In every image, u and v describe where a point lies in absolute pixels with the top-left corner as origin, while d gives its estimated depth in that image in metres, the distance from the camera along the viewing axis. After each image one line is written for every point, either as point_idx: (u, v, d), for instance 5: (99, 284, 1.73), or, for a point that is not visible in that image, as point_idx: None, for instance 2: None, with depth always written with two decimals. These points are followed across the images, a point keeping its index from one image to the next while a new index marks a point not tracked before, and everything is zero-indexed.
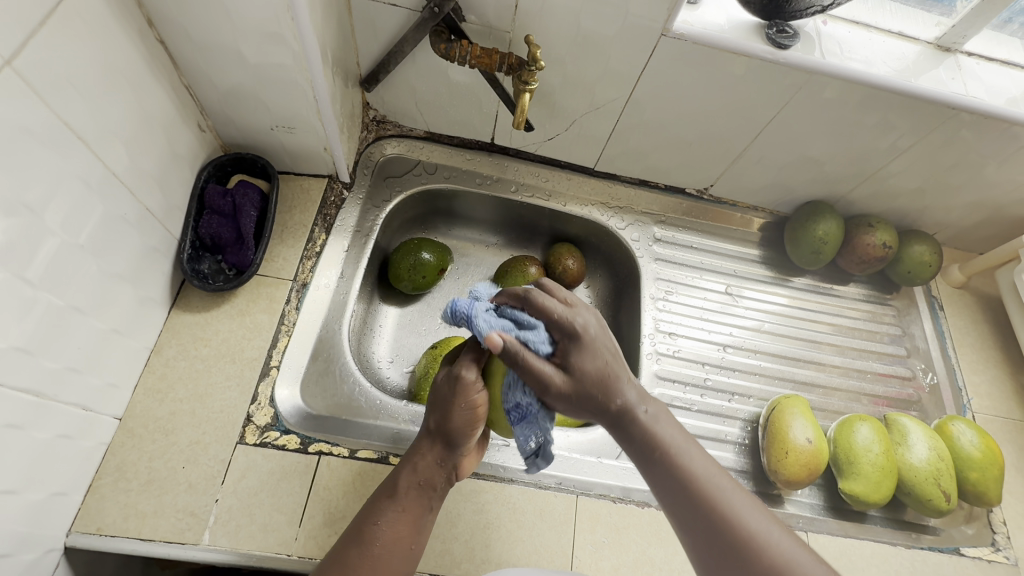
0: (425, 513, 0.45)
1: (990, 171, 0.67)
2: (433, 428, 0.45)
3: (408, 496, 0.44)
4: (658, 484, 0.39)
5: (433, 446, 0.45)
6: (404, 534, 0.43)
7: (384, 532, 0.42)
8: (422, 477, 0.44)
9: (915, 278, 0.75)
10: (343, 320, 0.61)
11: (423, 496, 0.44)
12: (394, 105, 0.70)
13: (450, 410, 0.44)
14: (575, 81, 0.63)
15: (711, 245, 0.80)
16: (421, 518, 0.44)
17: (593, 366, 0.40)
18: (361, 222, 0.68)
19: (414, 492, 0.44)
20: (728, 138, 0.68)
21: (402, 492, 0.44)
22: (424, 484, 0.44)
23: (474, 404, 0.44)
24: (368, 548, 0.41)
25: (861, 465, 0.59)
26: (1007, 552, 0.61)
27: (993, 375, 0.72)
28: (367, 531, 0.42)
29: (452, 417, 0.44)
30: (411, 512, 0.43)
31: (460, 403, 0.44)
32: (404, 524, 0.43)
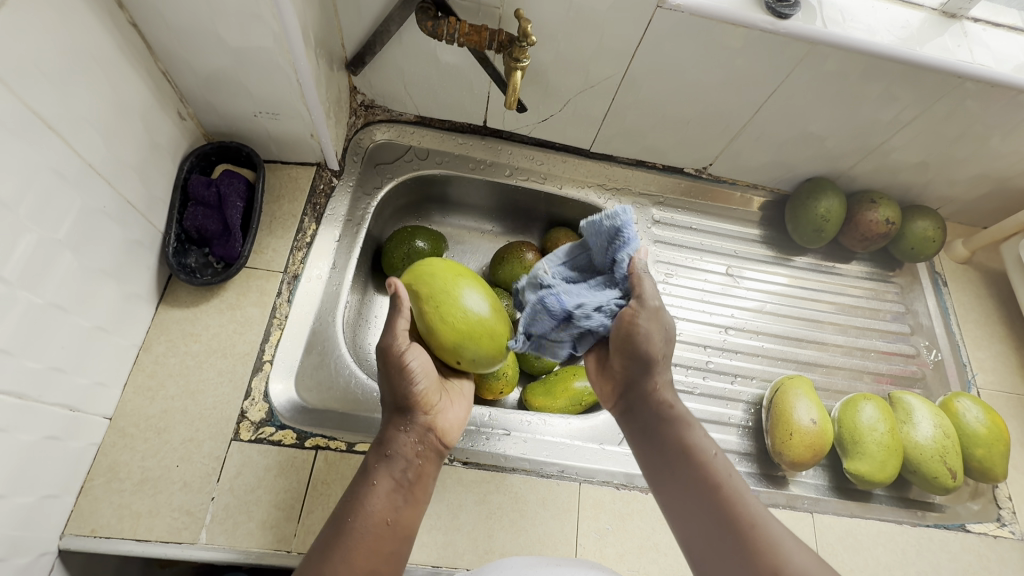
0: (404, 487, 0.44)
1: (995, 142, 0.65)
2: (390, 404, 0.47)
3: (379, 472, 0.44)
4: (676, 485, 0.44)
5: (397, 419, 0.47)
6: (380, 506, 0.42)
7: (358, 508, 0.42)
8: (389, 450, 0.45)
9: (918, 254, 0.74)
10: (337, 311, 0.60)
11: (396, 468, 0.44)
12: (382, 88, 0.68)
13: (397, 381, 0.46)
14: (568, 58, 0.61)
15: (710, 226, 0.78)
16: (397, 491, 0.43)
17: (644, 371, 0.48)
18: (352, 211, 0.66)
19: (386, 466, 0.44)
20: (727, 114, 0.66)
21: (372, 469, 0.44)
22: (394, 456, 0.45)
23: (414, 368, 0.47)
24: (341, 526, 0.41)
25: (866, 444, 0.59)
26: (1013, 527, 0.61)
27: (998, 350, 0.72)
28: (341, 512, 0.42)
29: (399, 387, 0.46)
30: (385, 486, 0.43)
31: (400, 371, 0.46)
32: (379, 499, 0.42)
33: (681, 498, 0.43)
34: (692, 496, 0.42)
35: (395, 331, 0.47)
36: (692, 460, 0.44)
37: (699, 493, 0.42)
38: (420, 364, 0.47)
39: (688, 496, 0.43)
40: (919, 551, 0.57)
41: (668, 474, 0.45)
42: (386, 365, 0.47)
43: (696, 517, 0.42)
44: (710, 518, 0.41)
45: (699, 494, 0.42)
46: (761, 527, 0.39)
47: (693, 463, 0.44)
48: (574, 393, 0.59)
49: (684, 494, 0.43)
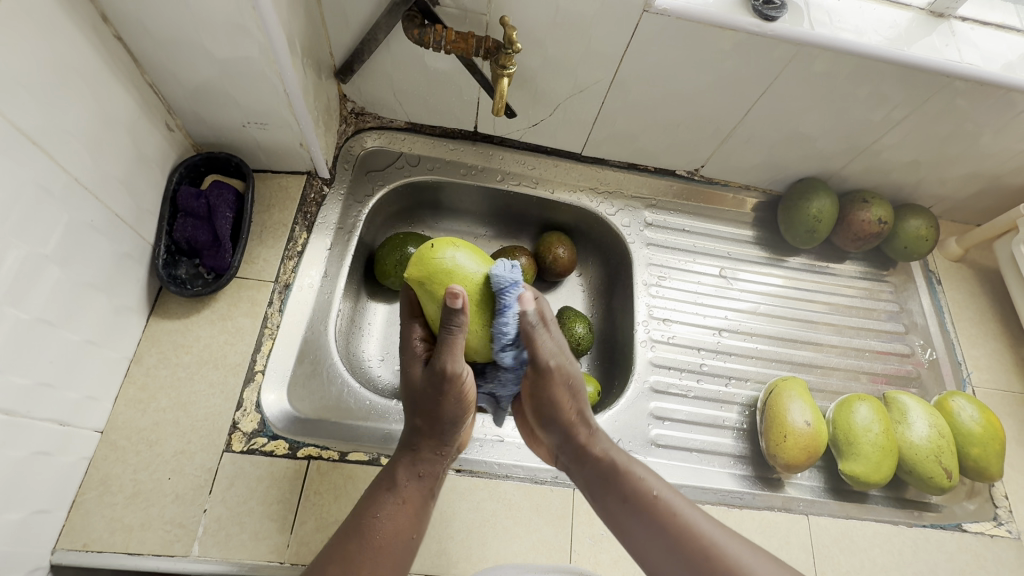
0: (426, 504, 0.44)
1: (986, 140, 0.65)
2: (430, 426, 0.45)
3: (408, 488, 0.43)
4: (626, 519, 0.43)
5: (435, 442, 0.45)
6: (407, 522, 0.42)
7: (385, 523, 0.41)
8: (422, 470, 0.45)
9: (911, 253, 0.74)
10: (328, 320, 0.60)
11: (423, 486, 0.44)
12: (372, 96, 0.68)
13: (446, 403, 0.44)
14: (557, 64, 0.61)
15: (704, 228, 0.78)
16: (421, 508, 0.44)
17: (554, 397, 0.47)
18: (344, 218, 0.66)
19: (417, 486, 0.44)
20: (717, 116, 0.66)
21: (404, 487, 0.43)
22: (424, 474, 0.45)
23: (463, 396, 0.44)
24: (367, 540, 0.40)
25: (860, 445, 0.58)
26: (1010, 526, 0.61)
27: (992, 348, 0.71)
28: (366, 524, 0.41)
29: (446, 413, 0.44)
30: (411, 502, 0.43)
31: (451, 397, 0.44)
32: (407, 518, 0.42)
33: (633, 531, 0.43)
34: (635, 519, 0.42)
35: (454, 356, 0.42)
36: (627, 484, 0.44)
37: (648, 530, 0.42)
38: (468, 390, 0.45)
39: (630, 517, 0.43)
40: (915, 552, 0.57)
41: (610, 504, 0.45)
42: (439, 387, 0.43)
43: (648, 540, 0.42)
44: (662, 541, 0.41)
45: (639, 518, 0.42)
46: (704, 534, 0.40)
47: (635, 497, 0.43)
48: None
49: (627, 517, 0.43)
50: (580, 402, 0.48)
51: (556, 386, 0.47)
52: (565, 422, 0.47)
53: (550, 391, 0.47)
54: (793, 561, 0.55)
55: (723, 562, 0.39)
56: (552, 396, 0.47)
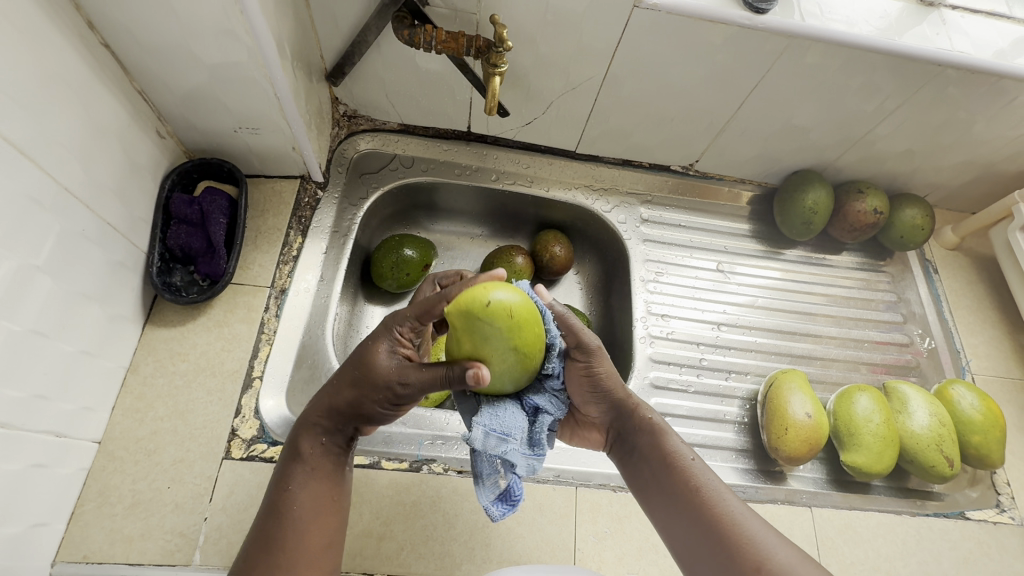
0: (342, 472, 0.43)
1: (979, 128, 0.65)
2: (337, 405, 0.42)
3: (319, 459, 0.42)
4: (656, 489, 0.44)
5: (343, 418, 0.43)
6: (324, 493, 0.41)
7: (299, 498, 0.40)
8: (328, 441, 0.43)
9: (907, 242, 0.74)
10: (326, 324, 0.59)
11: (335, 455, 0.43)
12: (364, 98, 0.67)
13: (366, 390, 0.41)
14: (548, 62, 0.60)
15: (700, 222, 0.78)
16: (337, 477, 0.43)
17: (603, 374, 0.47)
18: (339, 221, 0.66)
19: (326, 456, 0.42)
20: (710, 111, 0.66)
21: (310, 458, 0.42)
22: (335, 443, 0.43)
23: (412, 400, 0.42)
24: (284, 519, 0.39)
25: (862, 436, 0.58)
26: (1013, 513, 0.61)
27: (991, 336, 0.72)
28: (281, 501, 0.40)
29: (360, 397, 0.41)
30: (324, 471, 0.42)
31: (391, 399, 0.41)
32: (320, 486, 0.41)
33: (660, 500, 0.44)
34: (663, 486, 0.44)
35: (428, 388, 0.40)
36: (664, 455, 0.45)
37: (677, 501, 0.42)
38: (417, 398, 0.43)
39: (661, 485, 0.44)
40: (919, 541, 0.57)
41: (643, 464, 0.46)
42: (383, 384, 0.41)
43: (672, 508, 0.43)
44: (687, 518, 0.41)
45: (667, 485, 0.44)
46: (732, 514, 0.40)
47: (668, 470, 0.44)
48: None
49: (657, 480, 0.45)
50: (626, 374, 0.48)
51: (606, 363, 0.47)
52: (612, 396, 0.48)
53: (605, 369, 0.47)
54: None
55: (749, 553, 0.38)
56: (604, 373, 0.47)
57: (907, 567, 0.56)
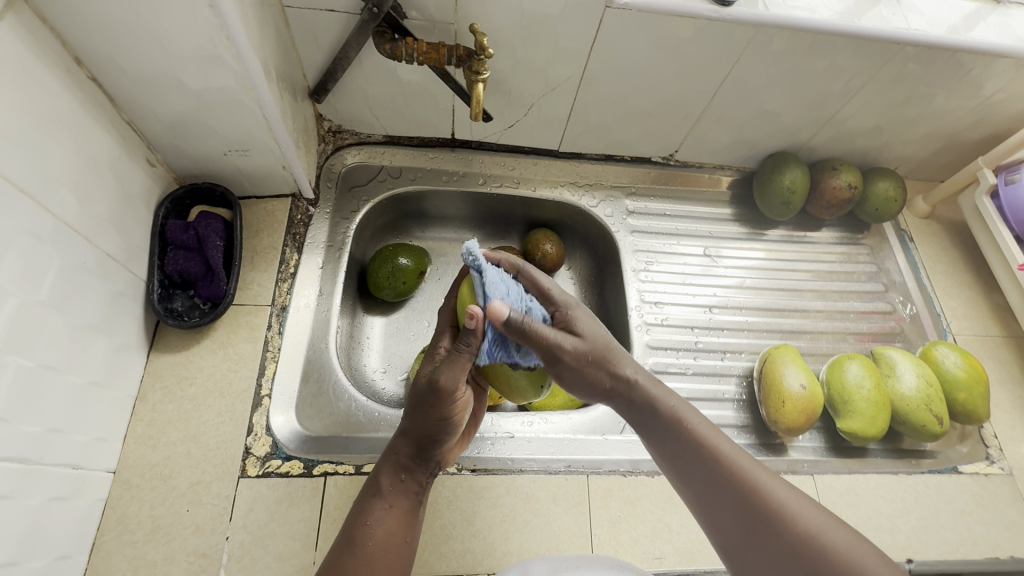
0: (413, 511, 0.46)
1: (940, 100, 0.68)
2: (413, 437, 0.46)
3: (394, 492, 0.45)
4: (682, 466, 0.41)
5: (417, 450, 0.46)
6: (397, 527, 0.44)
7: (376, 528, 0.43)
8: (404, 475, 0.46)
9: (883, 214, 0.77)
10: (329, 337, 0.60)
11: (409, 490, 0.46)
12: (347, 112, 0.68)
13: (427, 408, 0.45)
14: (526, 65, 0.62)
15: (684, 210, 0.80)
16: (410, 513, 0.45)
17: (595, 347, 0.43)
18: (332, 236, 0.66)
19: (401, 490, 0.45)
20: (686, 101, 0.68)
21: (389, 491, 0.45)
22: (407, 478, 0.46)
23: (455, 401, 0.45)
24: (362, 549, 0.41)
25: (855, 402, 0.61)
26: (1002, 463, 0.64)
27: (968, 297, 0.74)
28: (358, 531, 0.42)
29: (429, 420, 0.45)
30: (399, 509, 0.45)
31: (439, 404, 0.44)
32: (394, 521, 0.44)
33: (691, 476, 0.40)
34: (697, 473, 0.40)
35: (453, 370, 0.43)
36: (687, 436, 0.40)
37: (710, 478, 0.39)
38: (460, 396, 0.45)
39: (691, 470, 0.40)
40: (917, 498, 0.60)
41: (667, 449, 0.42)
42: (431, 399, 0.44)
43: (712, 498, 0.39)
44: (731, 501, 0.38)
45: (699, 472, 0.40)
46: (767, 491, 0.37)
47: (694, 445, 0.40)
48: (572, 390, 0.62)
49: (687, 467, 0.40)
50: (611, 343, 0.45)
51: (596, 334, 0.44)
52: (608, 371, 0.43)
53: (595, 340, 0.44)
54: None
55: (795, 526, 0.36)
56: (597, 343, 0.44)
57: (907, 524, 0.58)
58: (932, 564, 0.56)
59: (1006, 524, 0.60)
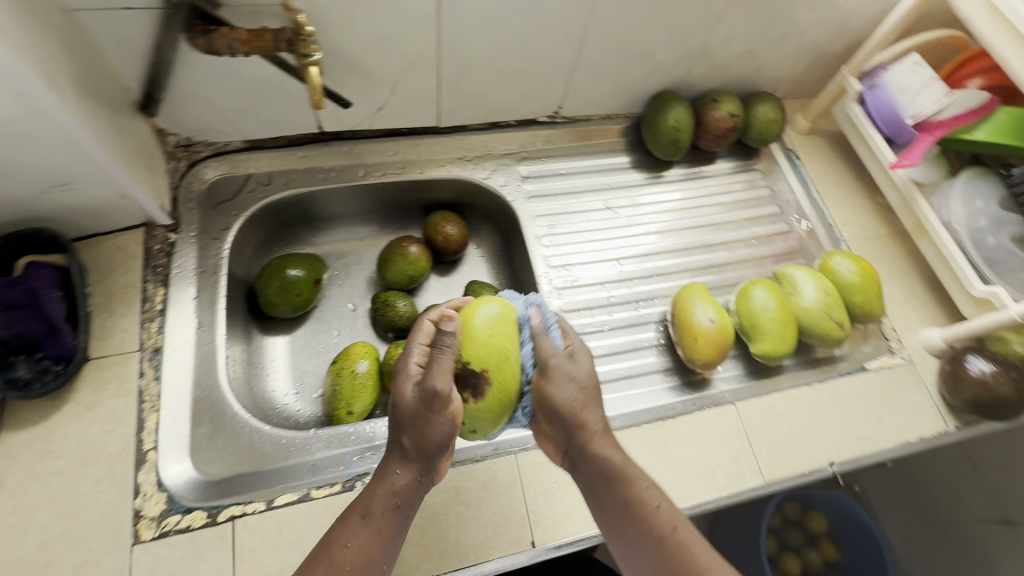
0: (399, 532, 0.43)
1: (799, 14, 0.69)
2: (412, 452, 0.43)
3: (382, 517, 0.42)
4: (619, 526, 0.45)
5: (415, 466, 0.44)
6: (378, 554, 0.41)
7: (356, 552, 0.41)
8: (399, 495, 0.43)
9: (768, 137, 0.78)
10: (217, 371, 0.55)
11: (399, 517, 0.43)
12: (193, 122, 0.61)
13: (427, 426, 0.42)
14: (376, 40, 0.57)
15: (580, 167, 0.78)
16: (394, 540, 0.43)
17: (562, 399, 0.46)
18: (204, 260, 0.60)
19: (392, 513, 0.43)
20: (556, 54, 0.65)
21: (375, 512, 0.42)
22: (402, 504, 0.43)
23: (452, 417, 0.43)
24: (341, 573, 0.39)
25: (763, 325, 0.63)
26: (902, 353, 0.68)
27: (857, 203, 0.77)
28: (336, 552, 0.41)
29: (429, 431, 0.43)
30: (385, 531, 0.42)
31: (436, 420, 0.42)
32: (375, 543, 0.42)
33: (620, 534, 0.45)
34: (631, 533, 0.44)
35: (443, 374, 0.43)
36: (631, 498, 0.45)
37: (638, 536, 0.44)
38: (454, 416, 0.43)
39: (624, 521, 0.45)
40: (831, 403, 0.63)
41: (606, 509, 0.46)
42: (430, 407, 0.42)
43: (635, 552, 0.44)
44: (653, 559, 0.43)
45: (626, 530, 0.45)
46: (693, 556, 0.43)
47: (637, 510, 0.45)
48: None
49: (620, 525, 0.45)
50: (581, 399, 0.47)
51: (559, 385, 0.46)
52: (569, 424, 0.47)
53: (555, 394, 0.46)
54: (731, 449, 0.58)
55: None
56: (559, 397, 0.46)
57: (825, 430, 0.61)
58: (850, 461, 0.60)
59: (911, 409, 0.64)
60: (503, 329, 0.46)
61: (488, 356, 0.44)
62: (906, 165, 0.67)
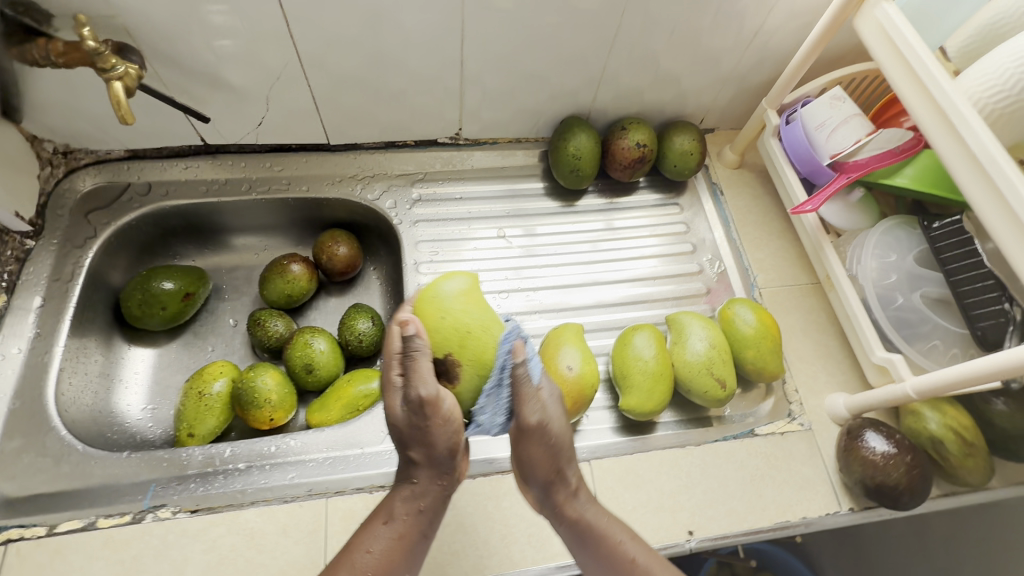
0: (423, 539, 0.42)
1: (707, 42, 0.64)
2: (424, 455, 0.42)
3: (405, 521, 0.42)
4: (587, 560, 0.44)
5: (431, 470, 0.43)
6: (402, 559, 0.41)
7: (378, 558, 0.40)
8: (418, 498, 0.43)
9: (684, 171, 0.72)
10: (47, 383, 0.55)
11: (421, 524, 0.42)
12: (64, 131, 0.61)
13: (430, 431, 0.41)
14: (232, 55, 0.56)
15: (481, 191, 0.74)
16: (416, 544, 0.42)
17: (536, 455, 0.43)
18: (59, 269, 0.60)
19: (414, 518, 0.42)
20: (436, 75, 0.63)
21: (395, 515, 0.42)
22: (425, 509, 0.43)
23: (449, 416, 0.41)
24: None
25: (633, 377, 0.57)
26: (803, 419, 0.61)
27: (778, 247, 0.71)
28: (358, 558, 0.39)
29: (434, 432, 0.41)
30: (408, 536, 0.41)
31: (435, 422, 0.41)
32: (397, 549, 0.41)
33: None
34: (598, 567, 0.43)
35: (426, 381, 0.40)
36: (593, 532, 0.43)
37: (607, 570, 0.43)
38: (453, 418, 0.41)
39: (604, 573, 0.43)
40: (703, 470, 0.56)
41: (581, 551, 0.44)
42: (423, 414, 0.40)
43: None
44: None
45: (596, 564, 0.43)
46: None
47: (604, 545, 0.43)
48: (351, 399, 0.56)
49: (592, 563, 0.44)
50: (558, 455, 0.44)
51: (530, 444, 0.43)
52: (550, 482, 0.44)
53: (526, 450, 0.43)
54: None
55: None
56: (530, 454, 0.43)
57: (690, 500, 0.55)
58: (714, 539, 0.53)
59: (799, 484, 0.57)
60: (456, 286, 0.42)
61: (444, 326, 0.41)
62: (808, 211, 0.61)
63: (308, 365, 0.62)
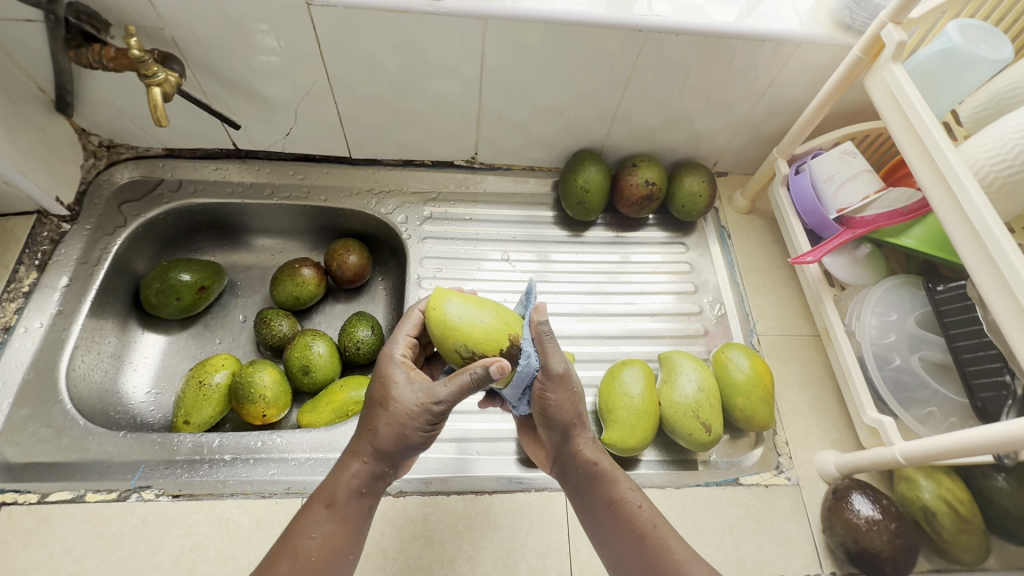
0: (365, 522, 0.43)
1: (720, 90, 0.65)
2: (380, 447, 0.43)
3: (348, 506, 0.42)
4: (588, 503, 0.47)
5: (379, 459, 0.44)
6: (344, 543, 0.41)
7: (320, 543, 0.40)
8: (362, 485, 0.43)
9: (692, 212, 0.73)
10: (60, 358, 0.58)
11: (364, 506, 0.43)
12: (109, 127, 0.66)
13: (401, 429, 0.43)
14: (266, 71, 0.60)
15: (491, 214, 0.76)
16: (357, 529, 0.43)
17: (559, 405, 0.46)
18: (87, 253, 0.64)
19: (356, 503, 0.43)
20: (455, 102, 0.66)
21: (340, 502, 0.42)
22: (366, 493, 0.43)
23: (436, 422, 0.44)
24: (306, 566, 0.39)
25: (617, 411, 0.57)
26: (790, 473, 0.59)
27: (780, 295, 0.70)
28: (301, 544, 0.40)
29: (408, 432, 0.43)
30: (351, 522, 0.42)
31: (418, 426, 0.43)
32: (340, 536, 0.41)
33: (595, 517, 0.46)
34: (599, 510, 0.46)
35: (450, 388, 0.42)
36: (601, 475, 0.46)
37: (609, 516, 0.45)
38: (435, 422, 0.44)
39: (605, 519, 0.45)
40: (680, 514, 0.55)
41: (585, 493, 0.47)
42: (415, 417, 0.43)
43: (606, 530, 0.45)
44: (629, 545, 0.44)
45: (597, 509, 0.46)
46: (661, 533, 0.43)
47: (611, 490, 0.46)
48: (342, 403, 0.58)
49: (595, 507, 0.46)
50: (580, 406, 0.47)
51: (561, 393, 0.45)
52: (569, 431, 0.47)
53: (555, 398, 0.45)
54: (543, 541, 0.52)
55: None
56: (557, 402, 0.46)
57: None
58: None
59: (779, 540, 0.55)
60: (457, 299, 0.45)
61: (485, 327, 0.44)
62: (809, 261, 0.61)
63: (305, 366, 0.64)
